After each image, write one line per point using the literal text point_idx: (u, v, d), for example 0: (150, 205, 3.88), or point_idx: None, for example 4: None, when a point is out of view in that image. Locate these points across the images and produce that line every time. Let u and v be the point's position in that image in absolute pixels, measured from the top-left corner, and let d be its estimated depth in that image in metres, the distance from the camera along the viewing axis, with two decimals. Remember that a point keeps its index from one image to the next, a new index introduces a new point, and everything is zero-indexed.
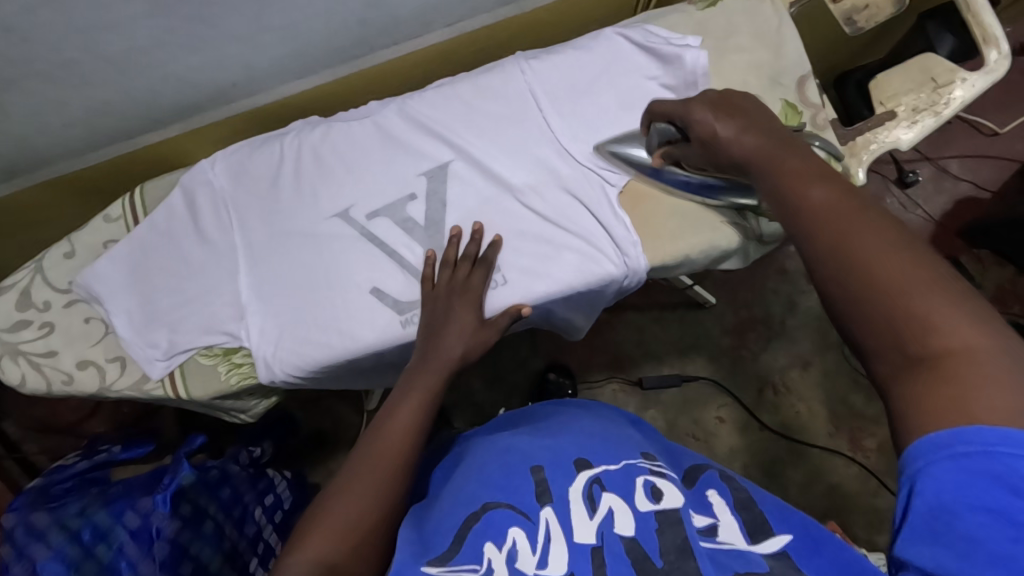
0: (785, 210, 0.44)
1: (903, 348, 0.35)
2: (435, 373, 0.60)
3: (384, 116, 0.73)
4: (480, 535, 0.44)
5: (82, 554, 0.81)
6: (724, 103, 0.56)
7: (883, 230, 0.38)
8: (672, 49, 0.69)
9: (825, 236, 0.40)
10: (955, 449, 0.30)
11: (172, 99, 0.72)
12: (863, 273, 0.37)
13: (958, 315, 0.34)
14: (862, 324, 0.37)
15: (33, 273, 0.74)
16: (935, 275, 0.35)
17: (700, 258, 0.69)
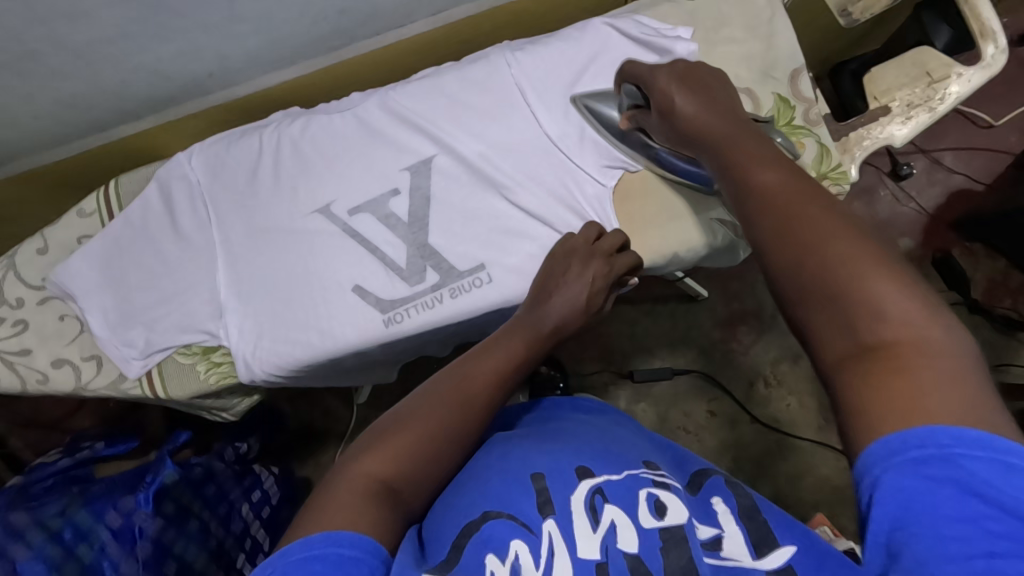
0: (739, 190, 0.41)
1: (849, 336, 0.33)
2: (528, 330, 0.57)
3: (365, 108, 0.71)
4: (478, 548, 0.42)
5: (63, 554, 0.80)
6: (689, 78, 0.54)
7: (836, 219, 0.36)
8: (661, 42, 0.67)
9: (777, 220, 0.37)
10: (914, 454, 0.29)
11: (145, 91, 0.70)
12: (814, 255, 0.35)
13: (906, 305, 0.32)
14: (807, 312, 0.35)
15: (5, 269, 0.71)
16: (886, 264, 0.33)
17: (687, 256, 0.67)
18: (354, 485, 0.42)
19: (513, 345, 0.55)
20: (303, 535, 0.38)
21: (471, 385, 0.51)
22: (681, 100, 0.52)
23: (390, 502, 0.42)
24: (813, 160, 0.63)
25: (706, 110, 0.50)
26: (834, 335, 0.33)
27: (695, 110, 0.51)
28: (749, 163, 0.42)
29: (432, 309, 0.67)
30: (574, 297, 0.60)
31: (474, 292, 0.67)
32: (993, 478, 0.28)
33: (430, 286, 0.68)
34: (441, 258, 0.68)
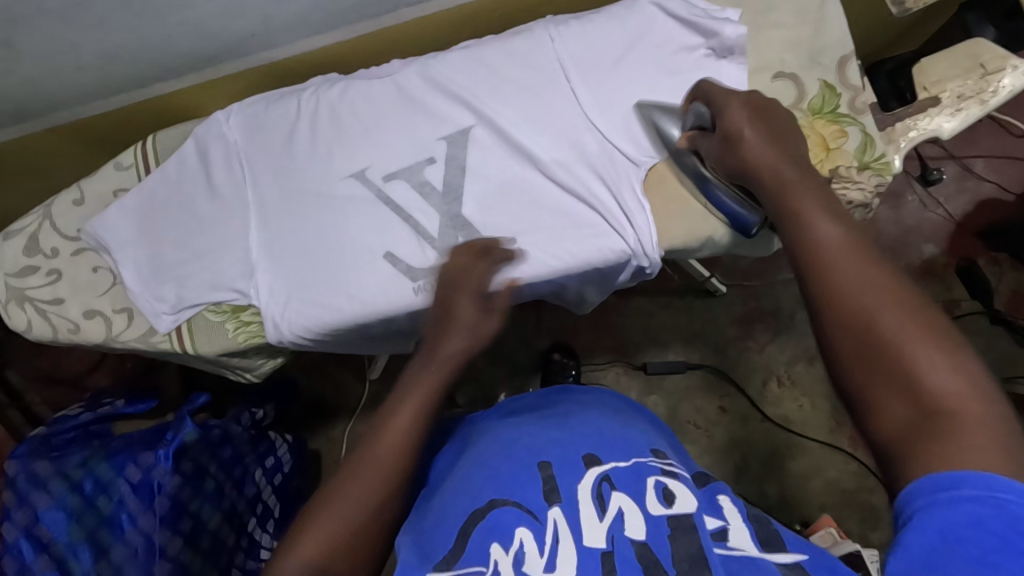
0: (793, 244, 0.43)
1: (910, 406, 0.35)
2: (444, 363, 0.55)
3: (404, 76, 0.71)
4: (485, 534, 0.46)
5: (83, 505, 0.83)
6: (759, 107, 0.55)
7: (880, 280, 0.38)
8: (711, 24, 0.66)
9: (833, 279, 0.39)
10: (958, 491, 0.31)
11: (186, 48, 0.70)
12: (869, 317, 0.37)
13: (953, 371, 0.34)
14: (865, 389, 0.37)
15: (41, 219, 0.72)
16: (941, 335, 0.36)
17: (723, 239, 0.66)
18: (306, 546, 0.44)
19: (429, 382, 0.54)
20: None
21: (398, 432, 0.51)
22: (736, 122, 0.54)
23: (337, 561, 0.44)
24: (857, 149, 0.63)
25: (768, 145, 0.51)
26: (895, 410, 0.35)
27: (756, 144, 0.52)
28: (807, 213, 0.44)
29: None
30: (472, 321, 0.57)
31: None
32: None
33: None
34: (475, 230, 0.68)
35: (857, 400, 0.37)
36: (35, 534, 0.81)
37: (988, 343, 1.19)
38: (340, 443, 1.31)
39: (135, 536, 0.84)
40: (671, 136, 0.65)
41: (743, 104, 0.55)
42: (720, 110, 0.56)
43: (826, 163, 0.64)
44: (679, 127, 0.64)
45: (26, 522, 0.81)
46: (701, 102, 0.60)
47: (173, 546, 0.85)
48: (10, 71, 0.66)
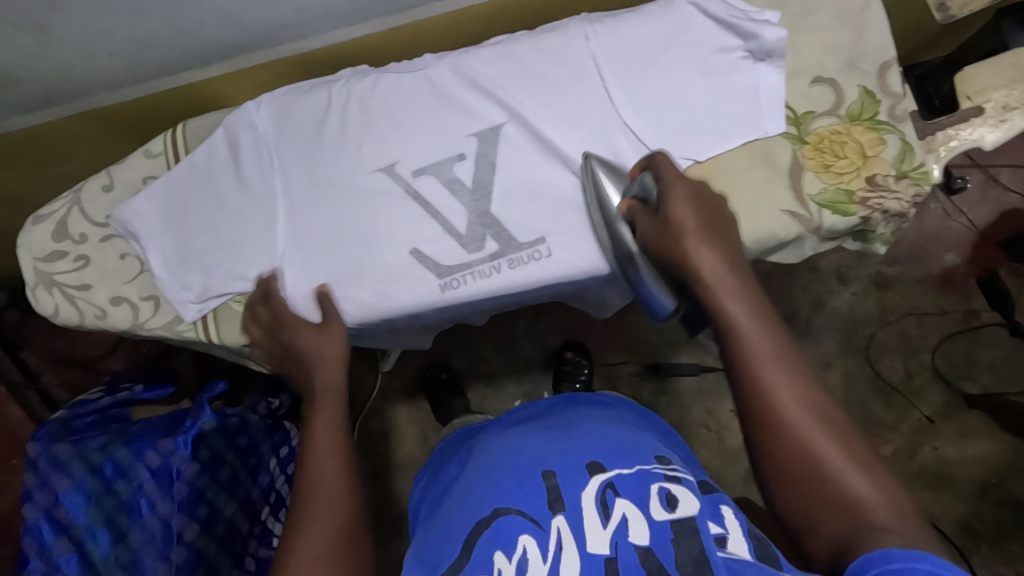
0: (731, 365, 0.53)
1: (839, 518, 0.46)
2: (328, 392, 0.62)
3: (436, 70, 0.70)
4: (489, 543, 0.49)
5: (102, 488, 0.85)
6: (697, 193, 0.59)
7: (799, 399, 0.50)
8: (751, 27, 0.65)
9: (766, 404, 0.50)
10: (887, 564, 0.41)
11: (218, 37, 0.69)
12: (797, 437, 0.49)
13: (856, 473, 0.47)
14: (802, 505, 0.49)
15: (70, 204, 0.73)
16: (856, 453, 0.48)
17: (755, 246, 0.65)
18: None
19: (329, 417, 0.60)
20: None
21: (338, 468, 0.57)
22: (679, 212, 0.58)
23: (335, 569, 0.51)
24: (895, 158, 0.63)
25: (706, 238, 0.57)
26: (828, 521, 0.47)
27: (701, 234, 0.57)
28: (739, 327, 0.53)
29: (488, 278, 0.68)
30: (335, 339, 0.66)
31: (534, 265, 0.67)
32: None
33: (488, 255, 0.68)
34: (502, 227, 0.68)
35: (797, 512, 0.49)
36: (55, 516, 0.84)
37: (1006, 355, 1.18)
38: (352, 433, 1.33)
39: (154, 522, 0.85)
40: (614, 198, 0.63)
41: (692, 194, 0.59)
42: (664, 193, 0.59)
43: (863, 171, 0.63)
44: (624, 190, 0.63)
45: (47, 503, 0.84)
46: (651, 173, 0.60)
47: (189, 531, 0.85)
48: (42, 56, 0.65)
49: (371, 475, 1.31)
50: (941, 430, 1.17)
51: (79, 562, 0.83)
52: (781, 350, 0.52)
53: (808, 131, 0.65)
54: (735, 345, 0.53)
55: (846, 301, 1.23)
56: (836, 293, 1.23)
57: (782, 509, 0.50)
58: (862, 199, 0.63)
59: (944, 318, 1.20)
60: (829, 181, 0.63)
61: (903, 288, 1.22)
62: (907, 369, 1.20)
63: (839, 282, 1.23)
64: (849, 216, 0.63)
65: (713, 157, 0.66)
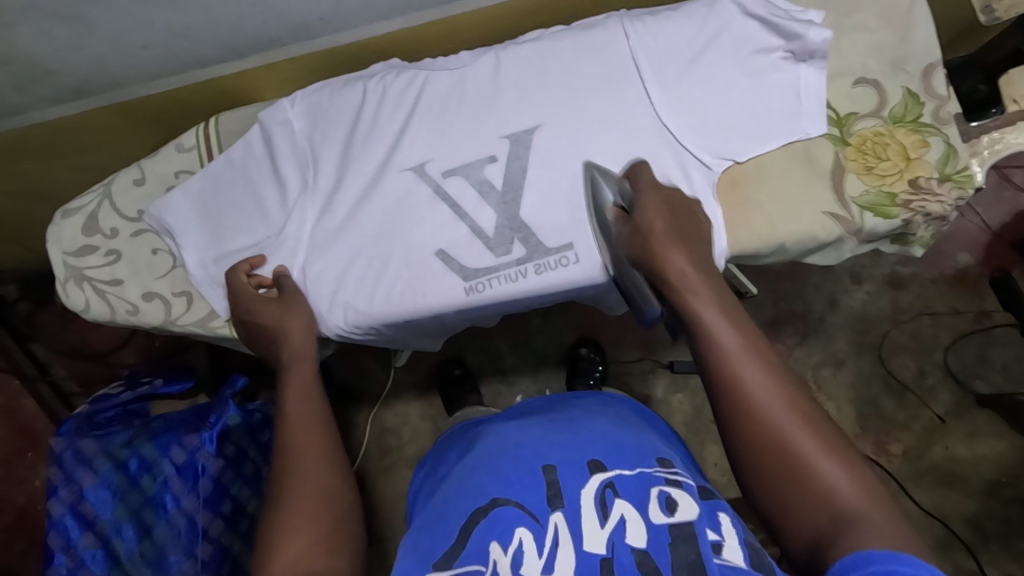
0: (701, 361, 0.51)
1: (813, 517, 0.43)
2: (300, 399, 0.58)
3: (475, 67, 0.70)
4: (485, 532, 0.49)
5: (128, 484, 0.85)
6: (673, 205, 0.60)
7: (777, 390, 0.47)
8: (795, 27, 0.64)
9: (733, 397, 0.48)
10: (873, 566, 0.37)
11: (255, 29, 0.68)
12: (774, 428, 0.45)
13: (840, 473, 0.43)
14: (776, 499, 0.45)
15: (101, 197, 0.72)
16: (835, 448, 0.44)
17: (794, 247, 0.65)
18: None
19: (303, 426, 0.56)
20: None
21: (313, 478, 0.51)
22: (647, 218, 0.58)
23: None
24: (938, 161, 0.63)
25: (674, 239, 0.56)
26: (804, 517, 0.43)
27: (664, 235, 0.56)
28: (706, 321, 0.51)
29: (515, 283, 0.67)
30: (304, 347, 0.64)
31: (561, 270, 0.66)
32: None
33: (516, 260, 0.67)
34: (531, 233, 0.67)
35: (771, 512, 0.45)
36: (80, 511, 0.83)
37: (1019, 356, 1.18)
38: (363, 428, 1.33)
39: (179, 518, 0.84)
40: (603, 198, 0.63)
41: (660, 202, 0.59)
42: (636, 199, 0.60)
43: (906, 174, 0.63)
44: (614, 194, 0.63)
45: (72, 498, 0.83)
46: (629, 179, 0.62)
47: (215, 527, 0.85)
48: (79, 47, 0.65)
49: (381, 470, 1.31)
50: (952, 430, 1.17)
51: (105, 557, 0.83)
52: (757, 342, 0.50)
53: (850, 133, 0.65)
54: (708, 340, 0.51)
55: (860, 301, 1.23)
56: (850, 292, 1.23)
57: (761, 508, 0.46)
58: (904, 201, 0.63)
59: (957, 318, 1.21)
60: (871, 183, 0.63)
61: (917, 287, 1.22)
62: (919, 369, 1.20)
63: (853, 281, 1.23)
64: (891, 219, 0.63)
65: (752, 158, 0.65)
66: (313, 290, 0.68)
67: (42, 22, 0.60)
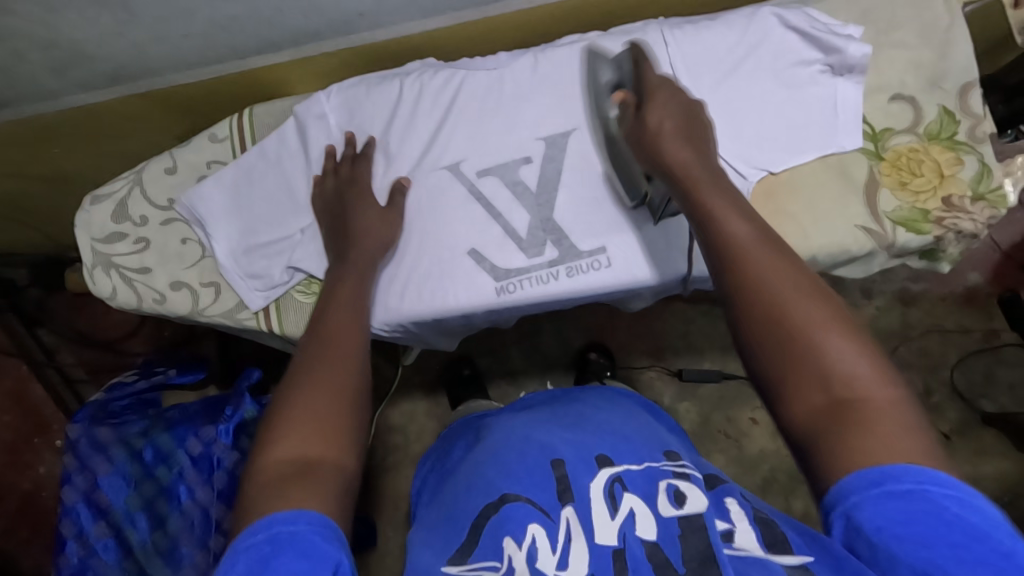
0: (710, 242, 0.49)
1: (818, 390, 0.41)
2: (347, 298, 0.60)
3: (513, 67, 0.70)
4: (497, 528, 0.49)
5: (142, 474, 0.85)
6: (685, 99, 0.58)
7: (789, 276, 0.45)
8: (836, 41, 0.64)
9: (745, 281, 0.46)
10: (887, 486, 0.37)
11: (295, 21, 0.68)
12: (785, 307, 0.44)
13: (854, 358, 0.41)
14: (780, 376, 0.43)
15: (132, 185, 0.72)
16: (846, 332, 0.43)
17: (826, 261, 0.65)
18: (265, 473, 0.44)
19: (338, 327, 0.56)
20: (246, 524, 0.41)
21: (336, 370, 0.51)
22: (651, 117, 0.56)
23: (308, 475, 0.43)
24: (972, 178, 0.63)
25: (681, 138, 0.55)
26: (809, 394, 0.41)
27: (672, 129, 0.56)
28: (716, 209, 0.50)
29: (546, 285, 0.67)
30: (369, 255, 0.64)
31: (592, 274, 0.66)
32: (957, 510, 0.36)
33: (548, 262, 0.67)
34: (564, 235, 0.67)
35: (771, 384, 0.43)
36: (94, 500, 0.83)
37: None
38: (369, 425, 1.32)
39: (193, 508, 0.83)
40: (603, 80, 0.66)
41: (672, 97, 0.58)
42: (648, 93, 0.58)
43: (940, 191, 0.63)
44: (612, 74, 0.66)
45: (86, 487, 0.84)
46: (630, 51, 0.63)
47: (228, 520, 0.81)
48: (118, 33, 0.64)
49: (384, 469, 1.31)
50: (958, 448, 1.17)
51: (117, 546, 0.83)
52: (769, 232, 0.48)
53: (885, 148, 0.65)
54: (717, 230, 0.49)
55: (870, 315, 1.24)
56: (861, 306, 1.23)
57: (759, 381, 0.45)
58: (937, 218, 0.63)
59: (965, 337, 1.22)
60: (905, 199, 0.64)
61: (927, 304, 1.23)
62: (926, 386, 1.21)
63: (863, 296, 1.24)
64: (923, 235, 0.63)
65: (787, 169, 0.66)
66: (407, 240, 0.69)
67: (87, 7, 0.60)
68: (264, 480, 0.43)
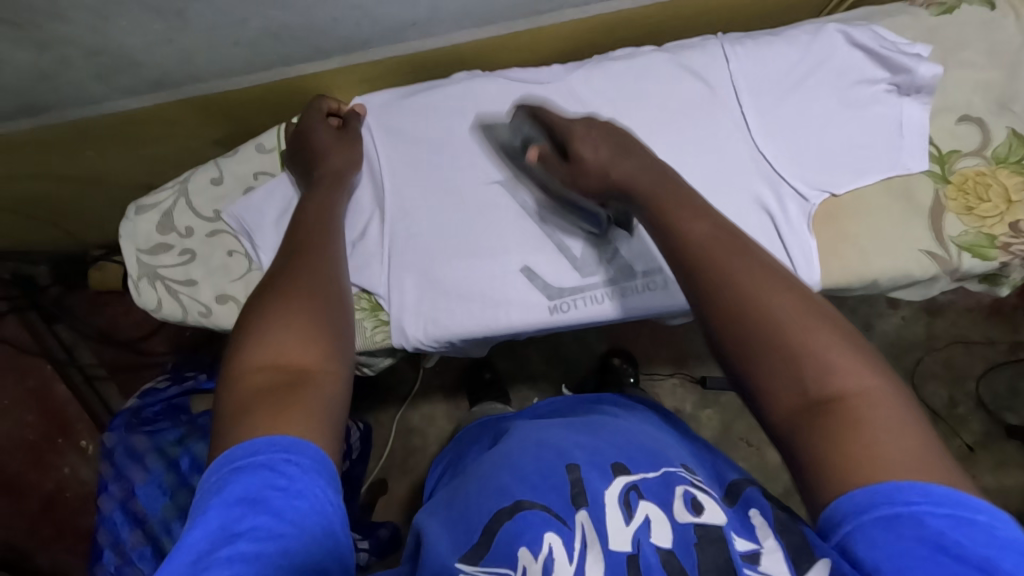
0: (671, 244, 0.47)
1: (798, 387, 0.39)
2: (314, 218, 0.57)
3: (569, 81, 0.68)
4: (513, 536, 0.45)
5: (177, 483, 0.83)
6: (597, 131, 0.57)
7: (760, 275, 0.43)
8: (905, 61, 0.63)
9: (708, 282, 0.44)
10: (885, 510, 0.34)
11: (346, 31, 0.67)
12: (760, 310, 0.41)
13: (839, 358, 0.39)
14: (757, 377, 0.40)
15: (177, 195, 0.71)
16: (827, 328, 0.40)
17: (888, 284, 0.64)
18: (247, 385, 0.41)
19: (307, 245, 0.53)
20: (237, 441, 0.38)
21: (314, 280, 0.49)
22: (583, 150, 0.56)
23: (299, 392, 0.40)
24: None
25: (619, 158, 0.54)
26: (787, 395, 0.39)
27: (603, 155, 0.55)
28: (671, 212, 0.48)
29: (601, 304, 0.66)
30: (337, 168, 0.65)
31: (645, 294, 0.65)
32: (960, 537, 0.33)
33: (601, 281, 0.66)
34: (617, 254, 0.66)
35: (749, 379, 0.41)
36: (130, 508, 0.83)
37: None
38: (388, 427, 1.32)
39: None
40: (515, 144, 0.67)
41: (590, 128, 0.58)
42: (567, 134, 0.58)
43: (1007, 216, 0.62)
44: (507, 134, 0.68)
45: (123, 495, 0.84)
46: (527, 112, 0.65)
47: None
48: (168, 42, 0.63)
49: (403, 472, 1.30)
50: (982, 460, 1.15)
51: (153, 554, 0.81)
52: (734, 232, 0.46)
53: (952, 171, 0.64)
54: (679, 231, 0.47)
55: (895, 325, 1.22)
56: (886, 316, 1.22)
57: (736, 376, 0.42)
58: (1004, 244, 0.62)
59: (990, 348, 1.20)
60: (971, 224, 0.62)
61: (953, 315, 1.22)
62: (951, 397, 1.19)
63: (889, 305, 1.23)
64: (989, 261, 0.62)
65: (849, 191, 0.64)
66: (367, 170, 0.70)
67: (141, 16, 0.58)
68: (247, 390, 0.41)
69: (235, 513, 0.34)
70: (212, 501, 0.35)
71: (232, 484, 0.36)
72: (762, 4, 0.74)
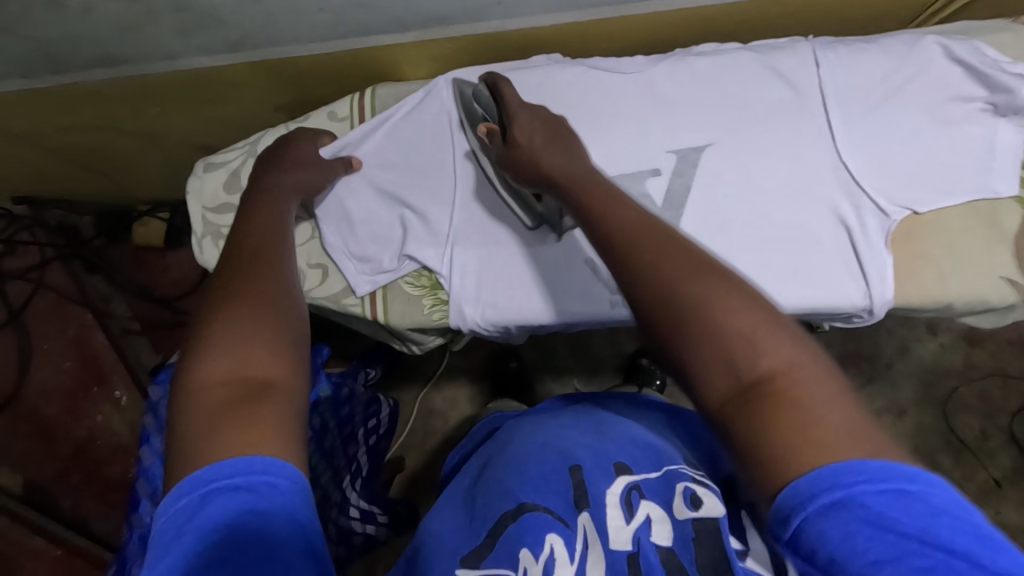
0: (604, 246, 0.44)
1: (727, 371, 0.35)
2: (269, 223, 0.53)
3: (650, 73, 0.67)
4: (515, 538, 0.44)
5: None
6: (550, 124, 0.60)
7: (683, 255, 0.40)
8: (1006, 80, 0.61)
9: (635, 268, 0.41)
10: (825, 497, 0.30)
11: (430, 5, 0.66)
12: (683, 288, 0.38)
13: (771, 341, 0.35)
14: (690, 367, 0.36)
15: (246, 155, 0.71)
16: (755, 311, 0.37)
17: (962, 307, 0.62)
18: (207, 401, 0.38)
19: (260, 245, 0.50)
20: (208, 463, 0.36)
21: (269, 282, 0.46)
22: (520, 135, 0.60)
23: (250, 404, 0.38)
24: None
25: (550, 147, 0.58)
26: (719, 378, 0.35)
27: (542, 148, 0.58)
28: (604, 205, 0.47)
29: None
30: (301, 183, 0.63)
31: None
32: (899, 516, 0.29)
33: None
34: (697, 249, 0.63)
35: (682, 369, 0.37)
36: None
37: None
38: (411, 406, 1.32)
39: None
40: (475, 113, 0.68)
41: (533, 119, 0.61)
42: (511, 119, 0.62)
43: None
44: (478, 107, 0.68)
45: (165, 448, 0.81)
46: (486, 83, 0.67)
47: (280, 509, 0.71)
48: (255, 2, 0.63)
49: (421, 451, 1.30)
50: (1008, 496, 1.13)
51: None
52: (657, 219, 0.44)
53: None
54: (615, 225, 0.44)
55: (932, 351, 1.20)
56: (924, 341, 1.20)
57: (671, 367, 0.38)
58: None
59: None
60: None
61: (993, 346, 1.19)
62: (982, 429, 1.16)
63: (928, 330, 1.20)
64: None
65: (931, 211, 0.62)
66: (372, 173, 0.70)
67: None
68: (206, 409, 0.38)
69: (215, 538, 0.33)
70: (188, 527, 0.34)
71: (204, 511, 0.34)
72: (852, 9, 0.71)
